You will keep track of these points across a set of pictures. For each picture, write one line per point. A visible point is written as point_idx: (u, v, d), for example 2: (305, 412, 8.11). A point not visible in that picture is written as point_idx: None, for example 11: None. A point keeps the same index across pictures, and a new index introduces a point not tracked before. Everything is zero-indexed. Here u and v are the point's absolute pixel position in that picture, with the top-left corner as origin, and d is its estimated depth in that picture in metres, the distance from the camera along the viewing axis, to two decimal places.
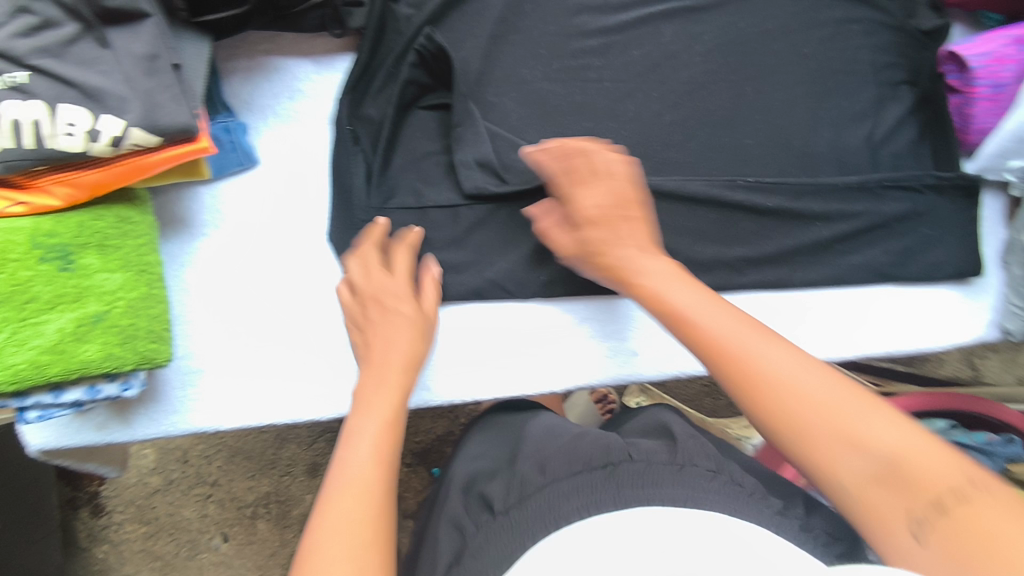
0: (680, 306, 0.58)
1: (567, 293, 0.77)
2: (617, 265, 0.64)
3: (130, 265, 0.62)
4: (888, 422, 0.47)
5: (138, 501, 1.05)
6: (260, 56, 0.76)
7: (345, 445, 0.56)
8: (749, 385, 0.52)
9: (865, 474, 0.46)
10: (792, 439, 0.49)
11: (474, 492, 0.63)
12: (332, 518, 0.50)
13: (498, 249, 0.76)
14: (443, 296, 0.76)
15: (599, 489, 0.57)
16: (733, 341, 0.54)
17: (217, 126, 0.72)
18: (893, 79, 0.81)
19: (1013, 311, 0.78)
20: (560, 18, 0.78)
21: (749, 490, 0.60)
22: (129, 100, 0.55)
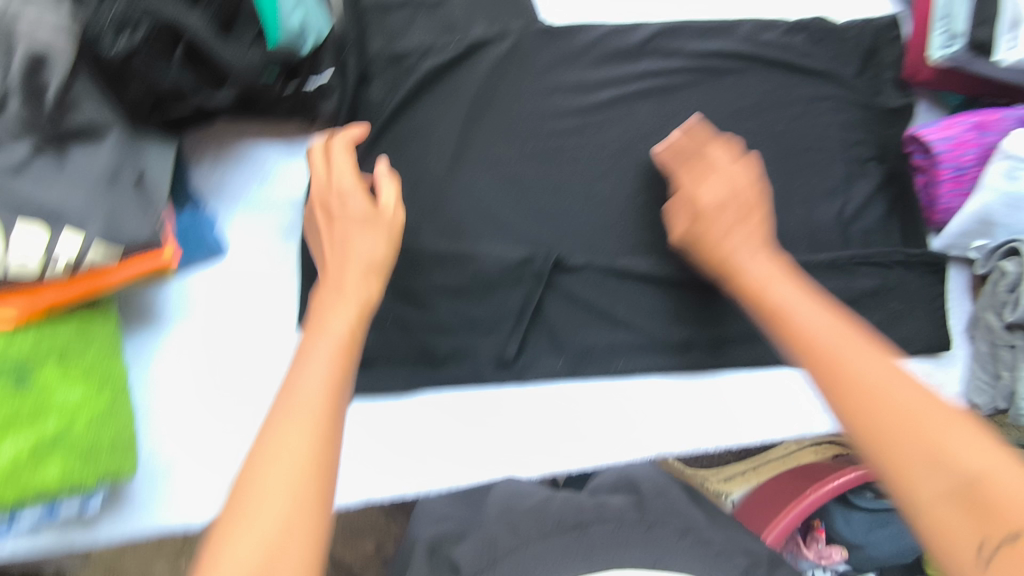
0: (800, 317, 0.58)
1: (544, 375, 0.76)
2: (726, 268, 0.66)
3: (93, 376, 0.60)
4: (973, 438, 0.46)
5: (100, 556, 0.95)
6: (229, 142, 0.74)
7: (271, 426, 0.49)
8: (849, 403, 0.50)
9: (935, 483, 0.45)
10: (875, 448, 0.48)
11: (441, 555, 0.64)
12: (266, 500, 0.46)
13: (476, 334, 0.75)
14: (416, 382, 0.74)
15: (570, 551, 0.58)
16: (864, 365, 0.52)
17: (184, 219, 0.72)
18: (862, 156, 0.82)
19: (978, 386, 0.79)
20: (537, 98, 0.78)
21: (715, 548, 0.61)
22: (90, 217, 0.53)
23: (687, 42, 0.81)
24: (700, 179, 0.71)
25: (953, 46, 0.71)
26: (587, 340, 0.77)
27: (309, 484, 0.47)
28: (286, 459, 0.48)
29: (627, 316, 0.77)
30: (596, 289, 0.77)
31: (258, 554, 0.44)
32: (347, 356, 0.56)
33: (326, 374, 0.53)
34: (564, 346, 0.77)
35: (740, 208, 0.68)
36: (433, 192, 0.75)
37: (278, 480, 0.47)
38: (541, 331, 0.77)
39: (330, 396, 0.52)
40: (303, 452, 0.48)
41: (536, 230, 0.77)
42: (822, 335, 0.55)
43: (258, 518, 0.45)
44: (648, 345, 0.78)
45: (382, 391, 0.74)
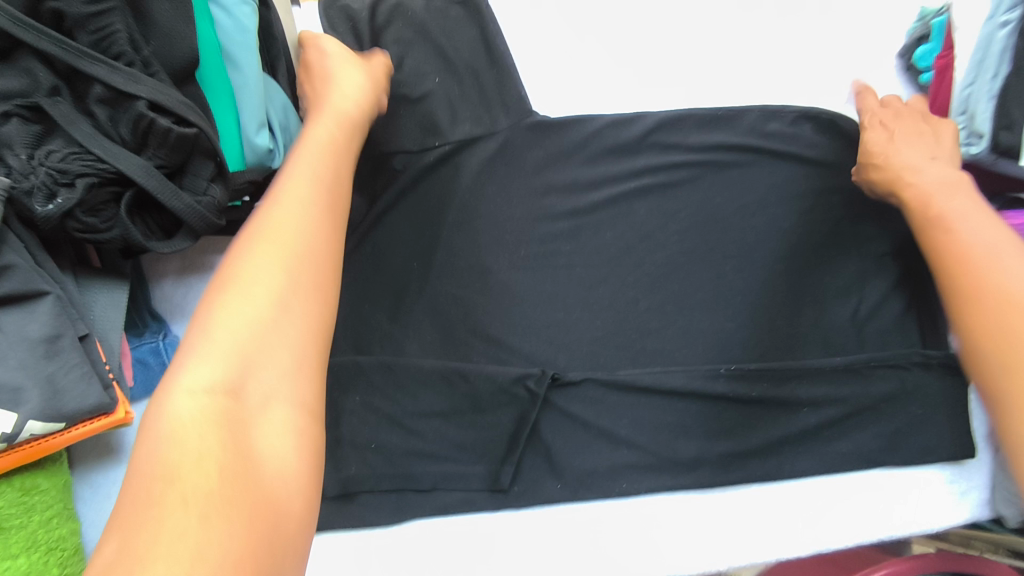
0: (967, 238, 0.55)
1: (543, 502, 0.70)
2: (940, 226, 0.58)
3: (37, 546, 0.53)
4: None
5: None
6: (194, 256, 0.68)
7: (240, 260, 0.41)
8: (979, 286, 0.51)
9: None
10: (989, 348, 0.47)
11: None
12: (218, 387, 0.36)
13: (467, 458, 0.69)
14: (403, 514, 0.68)
15: None
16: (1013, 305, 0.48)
17: (143, 348, 0.64)
18: (877, 252, 0.77)
19: (1006, 497, 0.75)
20: (528, 200, 0.73)
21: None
22: (25, 390, 0.46)
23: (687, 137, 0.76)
24: (921, 156, 0.64)
25: (974, 146, 0.68)
26: (586, 461, 0.71)
27: (290, 374, 0.39)
28: (252, 313, 0.39)
29: (630, 434, 0.72)
30: (594, 406, 0.71)
31: (204, 410, 0.36)
32: (337, 197, 0.47)
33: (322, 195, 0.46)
34: (564, 470, 0.70)
35: (960, 180, 0.61)
36: (419, 303, 0.71)
37: (231, 339, 0.38)
38: (538, 452, 0.71)
39: (318, 272, 0.42)
40: (249, 342, 0.38)
41: (529, 343, 0.72)
42: (975, 251, 0.53)
43: (186, 410, 0.35)
44: (655, 465, 0.72)
45: (366, 525, 0.68)
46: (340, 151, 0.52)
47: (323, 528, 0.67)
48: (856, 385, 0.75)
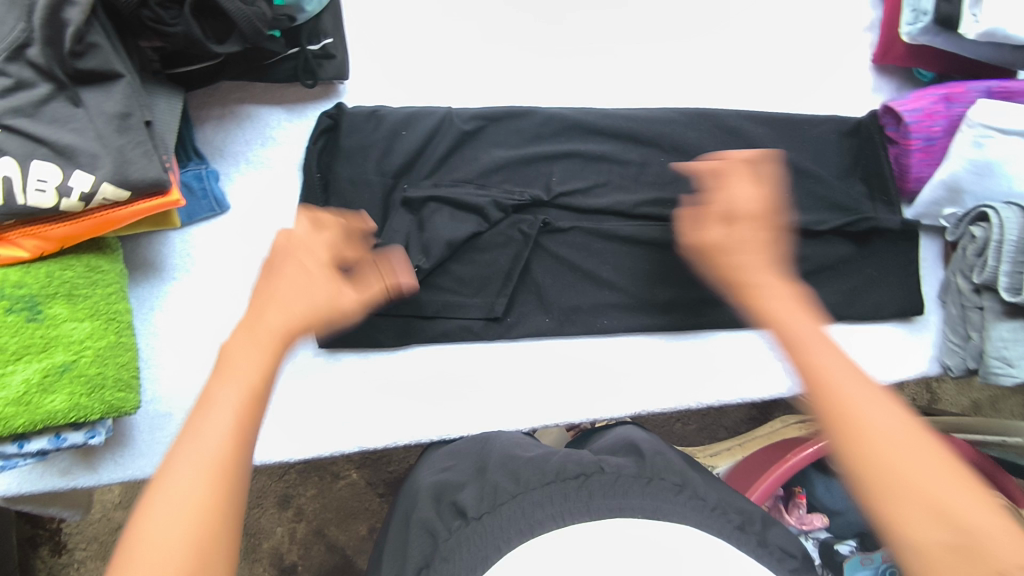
0: (799, 333, 0.51)
1: (532, 333, 0.80)
2: (793, 351, 0.50)
3: (99, 314, 0.63)
4: (903, 421, 0.46)
5: (100, 537, 1.02)
6: (232, 105, 0.77)
7: (201, 410, 0.45)
8: (826, 374, 0.48)
9: (934, 477, 0.43)
10: (829, 416, 0.46)
11: (446, 501, 0.63)
12: (176, 483, 0.42)
13: (466, 293, 0.78)
14: (410, 337, 0.78)
15: (571, 498, 0.59)
16: (847, 388, 0.47)
17: (188, 174, 0.74)
18: (839, 129, 0.85)
19: (950, 347, 0.82)
20: (526, 76, 0.83)
21: (711, 504, 0.62)
22: (100, 156, 0.56)
23: (669, 30, 0.86)
24: (778, 258, 0.57)
25: (921, 22, 0.75)
26: (572, 299, 0.80)
27: (199, 535, 0.41)
28: (196, 448, 0.44)
29: (612, 277, 0.81)
30: (580, 252, 0.80)
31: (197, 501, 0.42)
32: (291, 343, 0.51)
33: (261, 361, 0.48)
34: (551, 306, 0.80)
35: (767, 216, 0.58)
36: (426, 157, 0.77)
37: (194, 483, 0.42)
38: (529, 291, 0.80)
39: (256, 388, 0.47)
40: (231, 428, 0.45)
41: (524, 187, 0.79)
42: (838, 381, 0.48)
43: (168, 504, 0.41)
44: (635, 305, 0.81)
45: (375, 344, 0.78)
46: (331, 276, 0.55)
47: (338, 345, 0.78)
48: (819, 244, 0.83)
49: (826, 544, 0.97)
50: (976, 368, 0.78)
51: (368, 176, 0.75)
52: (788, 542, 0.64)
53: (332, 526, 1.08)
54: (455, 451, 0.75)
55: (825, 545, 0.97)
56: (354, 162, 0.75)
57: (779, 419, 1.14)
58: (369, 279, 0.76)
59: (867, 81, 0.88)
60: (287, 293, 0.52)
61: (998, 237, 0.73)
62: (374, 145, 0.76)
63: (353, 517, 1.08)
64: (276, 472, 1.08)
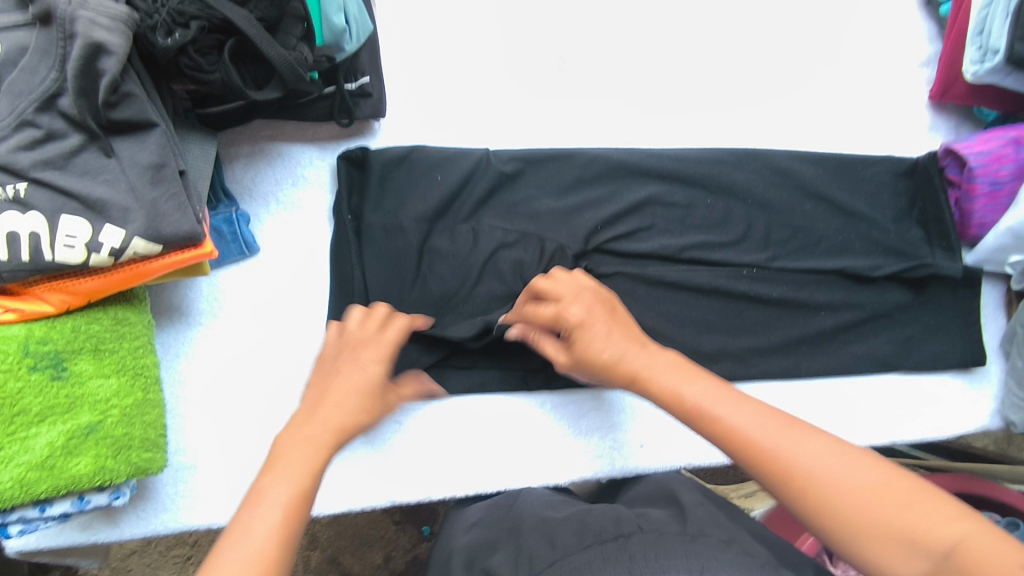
0: (710, 408, 0.53)
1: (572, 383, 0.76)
2: (702, 425, 0.53)
3: (125, 370, 0.60)
4: (837, 454, 0.49)
5: (113, 563, 0.99)
6: (263, 142, 0.74)
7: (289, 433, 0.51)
8: (747, 441, 0.50)
9: (891, 507, 0.46)
10: (779, 482, 0.49)
11: (478, 567, 0.60)
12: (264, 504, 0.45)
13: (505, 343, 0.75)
14: (446, 386, 0.75)
15: (611, 560, 0.53)
16: (763, 433, 0.50)
17: (218, 218, 0.70)
18: (895, 169, 0.81)
19: (1015, 402, 0.77)
20: (567, 112, 0.79)
21: (760, 561, 0.55)
22: (132, 211, 0.53)
23: (715, 65, 0.82)
24: (629, 339, 0.59)
25: (989, 61, 0.71)
26: None
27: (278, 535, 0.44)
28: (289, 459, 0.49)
29: (657, 325, 0.76)
30: (623, 298, 0.76)
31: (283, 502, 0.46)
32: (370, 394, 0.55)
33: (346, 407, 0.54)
34: None
35: (594, 301, 0.62)
36: (462, 198, 0.74)
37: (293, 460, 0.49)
38: None
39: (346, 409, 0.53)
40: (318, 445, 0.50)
41: (565, 227, 0.75)
42: (757, 443, 0.50)
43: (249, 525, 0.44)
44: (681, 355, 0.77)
45: (409, 395, 0.74)
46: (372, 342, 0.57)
47: None
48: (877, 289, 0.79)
49: None
50: None
51: (406, 222, 0.72)
52: None
53: (347, 554, 1.05)
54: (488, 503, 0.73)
55: None
56: (388, 207, 0.72)
57: None
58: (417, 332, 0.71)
59: (924, 119, 0.84)
60: (362, 347, 0.57)
61: None
62: (410, 186, 0.73)
63: (372, 552, 1.04)
64: None
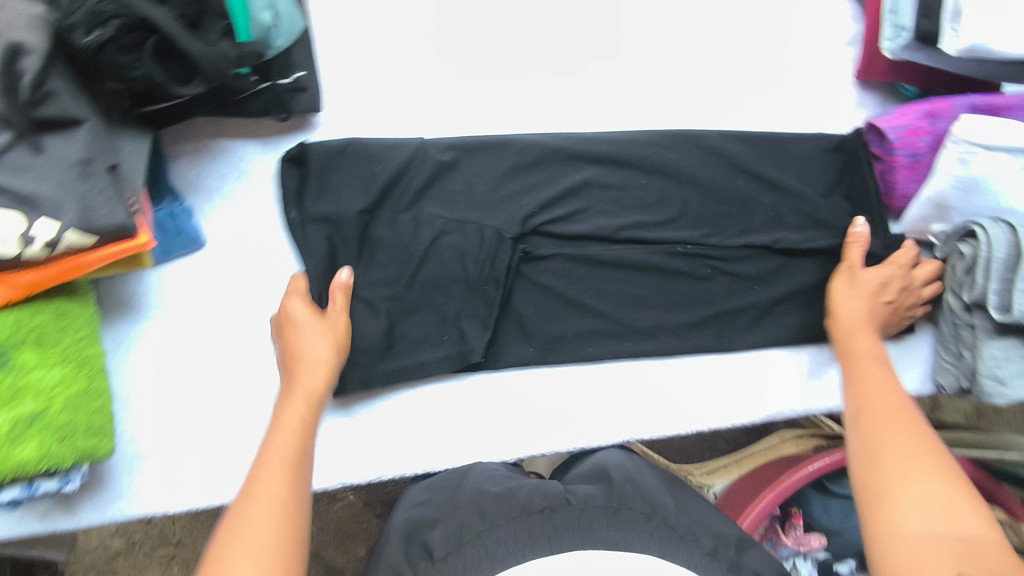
0: (858, 365, 0.66)
1: (515, 363, 0.78)
2: (850, 373, 0.65)
3: (69, 360, 0.62)
4: (912, 435, 0.55)
5: (97, 566, 1.03)
6: (207, 139, 0.76)
7: (286, 402, 0.63)
8: (862, 385, 0.62)
9: (918, 474, 0.51)
10: (864, 416, 0.58)
11: (416, 541, 0.60)
12: (263, 488, 0.53)
13: (441, 329, 0.76)
14: (403, 375, 0.75)
15: (535, 534, 0.54)
16: (877, 390, 0.61)
17: (160, 212, 0.74)
18: (823, 146, 0.84)
19: (944, 365, 0.80)
20: (504, 103, 0.82)
21: (681, 531, 0.57)
22: (63, 204, 0.55)
23: (647, 53, 0.85)
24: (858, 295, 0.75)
25: (901, 38, 0.75)
26: (556, 327, 0.79)
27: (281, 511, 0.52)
28: (274, 452, 0.57)
29: (596, 303, 0.79)
30: (563, 278, 0.79)
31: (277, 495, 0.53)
32: (315, 411, 0.63)
33: (301, 417, 0.61)
34: (534, 335, 0.78)
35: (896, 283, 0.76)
36: (397, 185, 0.76)
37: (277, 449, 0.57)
38: (510, 320, 0.78)
39: (318, 377, 0.66)
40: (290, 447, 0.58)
41: (501, 211, 0.77)
42: (872, 398, 0.60)
43: (255, 499, 0.53)
44: (619, 332, 0.80)
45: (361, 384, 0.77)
46: (334, 360, 0.68)
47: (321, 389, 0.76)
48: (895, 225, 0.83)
49: (824, 564, 0.94)
50: (970, 387, 0.77)
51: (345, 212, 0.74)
52: (767, 566, 0.59)
53: (330, 549, 1.07)
54: (432, 485, 0.73)
55: (823, 566, 0.94)
56: (329, 198, 0.74)
57: (777, 434, 1.11)
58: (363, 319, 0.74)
59: (852, 96, 0.86)
60: (317, 348, 0.67)
61: (987, 254, 0.72)
62: (350, 178, 0.75)
63: (353, 541, 1.07)
64: None
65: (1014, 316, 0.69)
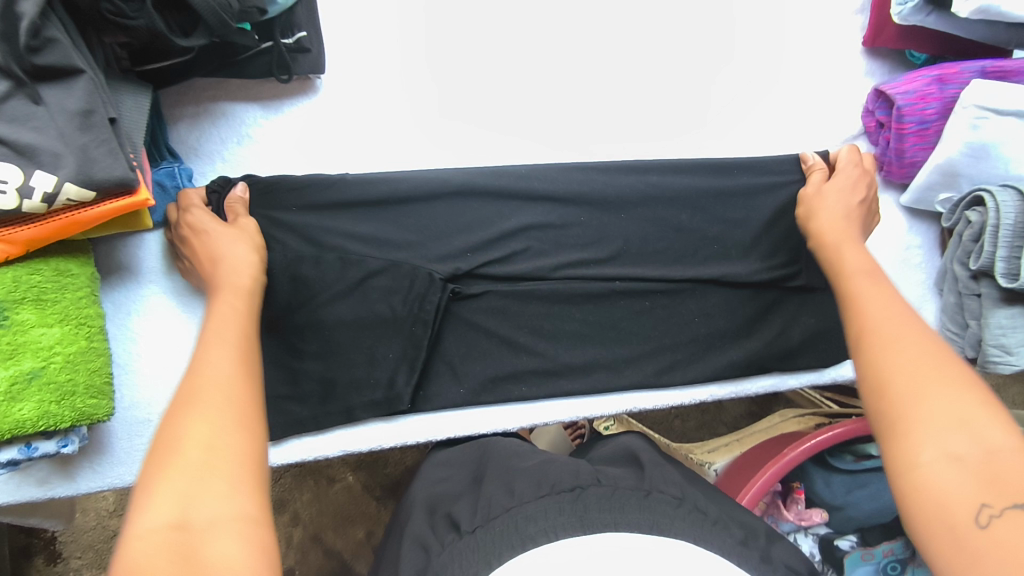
0: (853, 284, 0.59)
1: (445, 406, 0.76)
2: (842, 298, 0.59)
3: (69, 319, 0.61)
4: (926, 349, 0.48)
5: (97, 545, 1.02)
6: (207, 102, 0.75)
7: (209, 347, 0.50)
8: (858, 304, 0.56)
9: (940, 396, 0.44)
10: (859, 336, 0.52)
11: (440, 514, 0.60)
12: (188, 433, 0.41)
13: (402, 312, 0.74)
14: (301, 428, 0.73)
15: (566, 512, 0.53)
16: (876, 311, 0.54)
17: (161, 172, 0.71)
18: None
19: (948, 336, 0.79)
20: (507, 70, 0.81)
21: (712, 517, 0.55)
22: (63, 156, 0.54)
23: (640, 10, 0.83)
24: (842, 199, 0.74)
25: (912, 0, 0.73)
26: (488, 367, 0.77)
27: (233, 459, 0.41)
28: (205, 387, 0.45)
29: (538, 332, 0.78)
30: (496, 316, 0.77)
31: (214, 438, 0.41)
32: (247, 350, 0.51)
33: (234, 358, 0.49)
34: (465, 375, 0.77)
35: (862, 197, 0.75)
36: (335, 214, 0.74)
37: (211, 393, 0.45)
38: (443, 360, 0.77)
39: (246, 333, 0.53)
40: (226, 376, 0.46)
41: (505, 179, 0.76)
42: (868, 321, 0.53)
43: (184, 442, 0.40)
44: (555, 370, 0.78)
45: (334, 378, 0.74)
46: (250, 321, 0.57)
47: (294, 382, 0.73)
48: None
49: (826, 541, 0.93)
50: (975, 356, 0.76)
51: (345, 177, 0.74)
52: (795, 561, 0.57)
53: (329, 531, 1.06)
54: (449, 458, 0.72)
55: (825, 542, 0.94)
56: None
57: (778, 414, 1.10)
58: (328, 272, 0.73)
59: (858, 65, 0.85)
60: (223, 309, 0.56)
61: (994, 222, 0.71)
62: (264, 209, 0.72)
63: (352, 522, 1.06)
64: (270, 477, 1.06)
65: (1022, 283, 0.69)
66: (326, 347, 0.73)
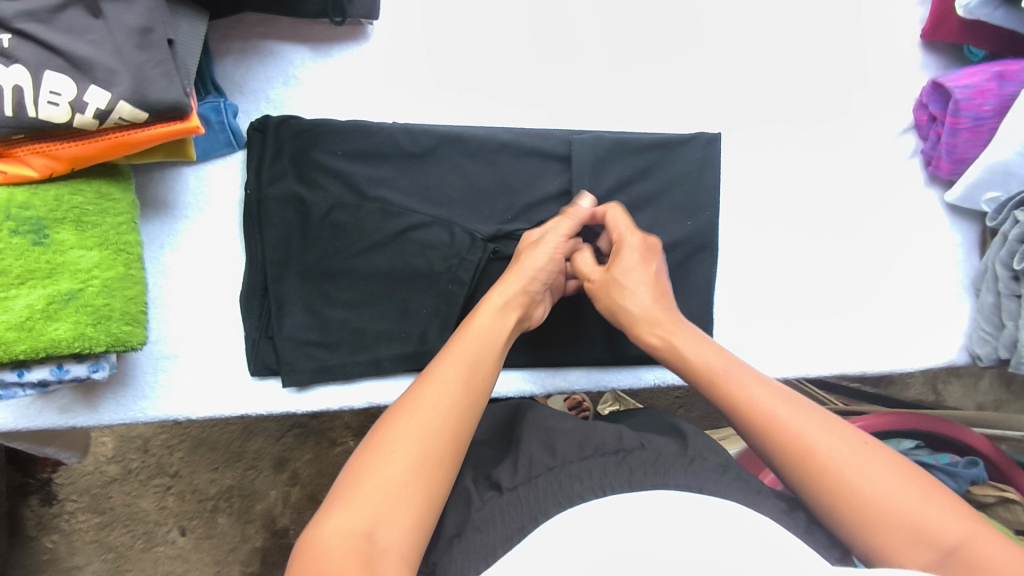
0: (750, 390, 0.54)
1: None
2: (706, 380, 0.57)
3: (107, 244, 0.60)
4: (856, 446, 0.50)
5: (93, 490, 1.02)
6: (255, 39, 0.74)
7: (440, 359, 0.54)
8: (756, 406, 0.53)
9: (884, 477, 0.48)
10: (779, 446, 0.51)
11: (482, 475, 0.59)
12: (390, 452, 0.47)
13: (438, 266, 0.72)
14: (327, 376, 0.72)
15: (611, 473, 0.53)
16: (772, 401, 0.53)
17: (206, 106, 0.69)
18: None
19: (981, 336, 0.79)
20: (557, 35, 0.79)
21: (757, 487, 0.55)
22: (118, 73, 0.53)
23: None
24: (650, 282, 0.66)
25: None
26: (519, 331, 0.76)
27: (409, 494, 0.46)
28: (417, 412, 0.50)
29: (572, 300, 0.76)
30: None
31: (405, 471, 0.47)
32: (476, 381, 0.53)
33: (450, 394, 0.51)
34: None
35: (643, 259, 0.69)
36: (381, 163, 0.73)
37: (422, 417, 0.49)
38: None
39: (489, 348, 0.57)
40: (438, 412, 0.50)
41: (549, 143, 0.75)
42: (767, 409, 0.53)
43: (383, 467, 0.46)
44: (585, 339, 0.77)
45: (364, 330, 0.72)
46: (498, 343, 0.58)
47: (324, 330, 0.72)
48: (868, 236, 0.82)
49: None
50: (1008, 358, 0.76)
51: (392, 127, 0.73)
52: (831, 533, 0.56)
53: (326, 492, 1.05)
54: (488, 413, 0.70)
55: None
56: (286, 180, 0.71)
57: None
58: (368, 219, 0.72)
59: (913, 58, 0.84)
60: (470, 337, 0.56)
61: None
62: (309, 150, 0.71)
63: None
64: (271, 434, 1.05)
65: None
66: (360, 296, 0.72)
